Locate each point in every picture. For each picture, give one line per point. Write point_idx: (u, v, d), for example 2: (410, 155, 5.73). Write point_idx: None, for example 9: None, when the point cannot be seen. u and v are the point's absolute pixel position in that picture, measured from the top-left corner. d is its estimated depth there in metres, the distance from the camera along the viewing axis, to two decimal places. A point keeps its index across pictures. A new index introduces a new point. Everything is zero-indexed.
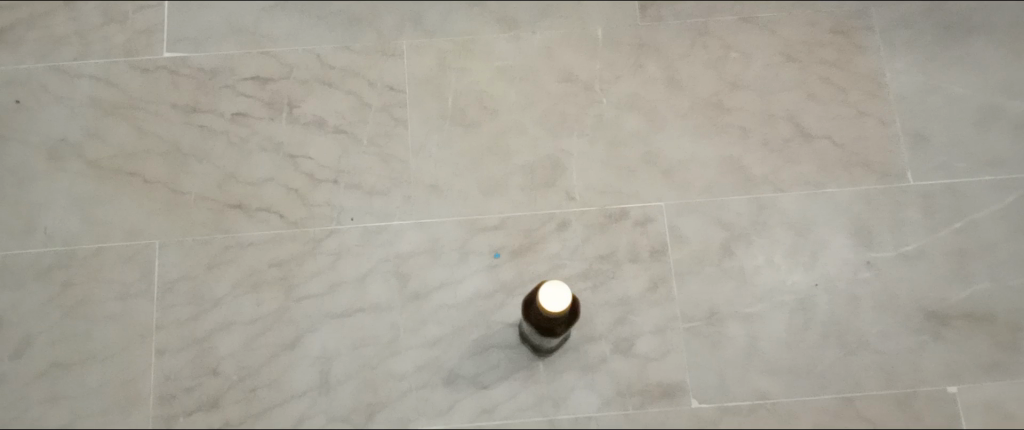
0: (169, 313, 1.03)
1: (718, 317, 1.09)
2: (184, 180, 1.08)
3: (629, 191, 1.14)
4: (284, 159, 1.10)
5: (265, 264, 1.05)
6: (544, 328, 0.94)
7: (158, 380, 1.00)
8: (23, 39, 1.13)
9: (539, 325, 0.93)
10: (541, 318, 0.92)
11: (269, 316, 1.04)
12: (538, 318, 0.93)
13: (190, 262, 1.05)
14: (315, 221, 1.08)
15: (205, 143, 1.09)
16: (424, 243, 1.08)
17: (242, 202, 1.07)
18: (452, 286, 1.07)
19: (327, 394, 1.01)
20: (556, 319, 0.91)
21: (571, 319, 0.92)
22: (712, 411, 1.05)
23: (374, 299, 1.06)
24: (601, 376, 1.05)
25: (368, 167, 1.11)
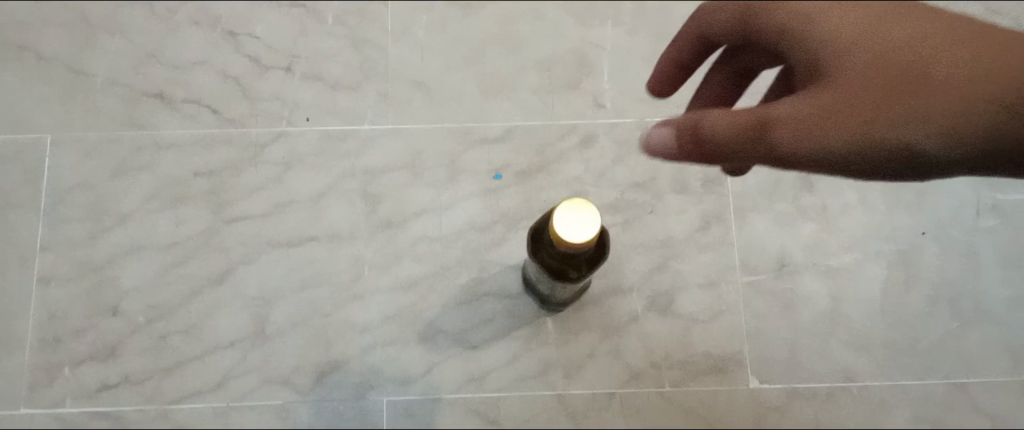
0: (60, 230, 0.77)
1: (791, 270, 0.81)
2: (90, 58, 0.82)
3: (678, 99, 0.86)
4: (222, 38, 0.84)
5: (191, 173, 0.80)
6: (561, 266, 0.65)
7: (39, 317, 0.75)
8: None
9: (557, 262, 0.64)
10: (558, 254, 0.63)
11: (192, 241, 0.78)
12: (554, 252, 0.64)
13: (91, 165, 0.79)
14: (259, 120, 0.82)
15: (121, 12, 0.84)
16: (401, 156, 0.82)
17: (164, 90, 0.82)
18: (435, 212, 0.81)
19: (263, 347, 0.76)
20: (579, 257, 0.63)
21: (598, 254, 0.64)
22: (777, 394, 0.78)
23: (331, 225, 0.80)
24: (629, 340, 0.78)
25: (334, 53, 0.84)
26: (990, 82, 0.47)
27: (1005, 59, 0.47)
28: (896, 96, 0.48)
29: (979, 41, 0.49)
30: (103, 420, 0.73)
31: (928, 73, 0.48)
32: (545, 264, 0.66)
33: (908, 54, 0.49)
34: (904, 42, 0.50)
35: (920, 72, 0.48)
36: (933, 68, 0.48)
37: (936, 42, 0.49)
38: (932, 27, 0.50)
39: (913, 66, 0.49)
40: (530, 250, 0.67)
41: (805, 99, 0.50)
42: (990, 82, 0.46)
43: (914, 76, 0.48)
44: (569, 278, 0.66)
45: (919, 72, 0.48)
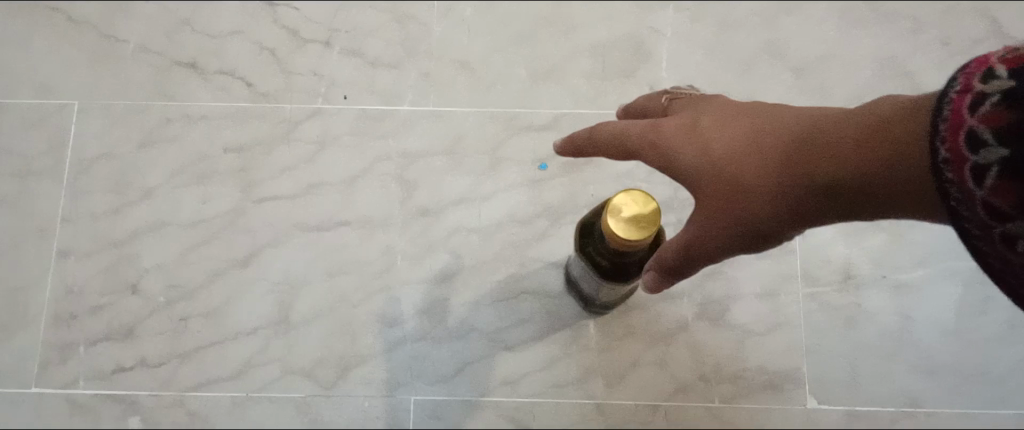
0: (81, 201, 0.74)
1: (856, 282, 0.75)
2: (122, 23, 0.78)
3: (741, 93, 0.79)
4: (260, 8, 0.79)
5: (220, 148, 0.76)
6: (610, 265, 0.59)
7: (56, 291, 0.72)
8: None
9: (605, 261, 0.59)
10: (607, 251, 0.58)
11: (217, 220, 0.74)
12: (603, 249, 0.58)
13: (117, 135, 0.75)
14: (294, 95, 0.77)
15: None
16: (440, 141, 0.77)
17: (197, 60, 0.78)
18: (474, 202, 0.76)
19: (286, 335, 0.72)
20: (631, 255, 0.56)
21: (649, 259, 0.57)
22: (834, 417, 0.72)
23: (363, 210, 0.75)
24: (678, 349, 0.73)
25: (376, 28, 0.80)
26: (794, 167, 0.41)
27: (830, 142, 0.40)
28: (742, 209, 0.43)
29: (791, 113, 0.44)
30: (117, 404, 0.70)
31: (745, 173, 0.43)
32: (594, 259, 0.60)
33: (733, 159, 0.44)
34: (728, 144, 0.45)
35: (743, 172, 0.43)
36: (758, 175, 0.43)
37: (754, 137, 0.44)
38: (750, 119, 0.46)
39: (740, 173, 0.43)
40: (580, 243, 0.62)
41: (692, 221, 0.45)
42: (805, 169, 0.40)
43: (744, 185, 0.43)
44: (618, 280, 0.60)
45: (754, 178, 0.43)
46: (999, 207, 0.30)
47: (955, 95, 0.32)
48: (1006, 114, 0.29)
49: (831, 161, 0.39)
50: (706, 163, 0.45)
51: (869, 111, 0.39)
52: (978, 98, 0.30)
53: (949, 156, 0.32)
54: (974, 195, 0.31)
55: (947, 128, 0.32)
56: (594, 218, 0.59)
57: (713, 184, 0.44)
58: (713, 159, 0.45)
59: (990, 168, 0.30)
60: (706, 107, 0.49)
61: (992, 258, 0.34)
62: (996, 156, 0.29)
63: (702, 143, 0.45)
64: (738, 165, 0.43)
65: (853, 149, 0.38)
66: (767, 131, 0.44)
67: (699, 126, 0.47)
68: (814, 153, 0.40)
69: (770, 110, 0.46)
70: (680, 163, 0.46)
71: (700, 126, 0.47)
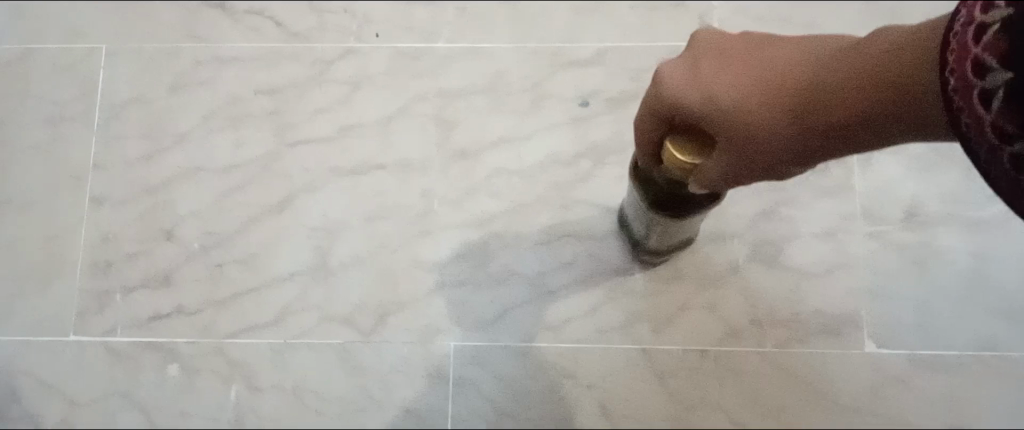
0: (115, 148, 0.73)
1: (922, 221, 0.70)
2: None
3: (798, 21, 0.74)
4: None
5: (253, 91, 0.74)
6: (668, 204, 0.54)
7: (93, 239, 0.71)
8: None
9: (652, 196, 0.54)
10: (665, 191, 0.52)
11: (252, 165, 0.72)
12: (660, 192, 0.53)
13: (149, 79, 0.74)
14: (327, 35, 0.75)
15: None
16: (479, 79, 0.74)
17: (228, 0, 0.75)
18: (515, 142, 0.73)
19: (325, 282, 0.70)
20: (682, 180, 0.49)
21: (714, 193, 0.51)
22: (899, 363, 0.68)
23: (400, 152, 0.73)
24: (730, 292, 0.69)
25: None
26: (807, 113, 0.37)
27: (840, 88, 0.35)
28: (769, 155, 0.39)
29: (797, 43, 0.39)
30: (156, 352, 0.69)
31: (759, 125, 0.38)
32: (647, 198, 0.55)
33: (745, 111, 0.38)
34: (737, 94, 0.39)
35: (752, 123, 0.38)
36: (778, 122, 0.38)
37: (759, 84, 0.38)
38: (752, 55, 0.40)
39: (756, 125, 0.38)
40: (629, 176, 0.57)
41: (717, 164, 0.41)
42: (825, 111, 0.36)
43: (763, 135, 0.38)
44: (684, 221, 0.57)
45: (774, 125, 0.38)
46: (1009, 131, 0.26)
47: (959, 26, 0.28)
48: (1001, 40, 0.26)
49: (853, 102, 0.35)
50: (717, 117, 0.39)
51: (873, 41, 0.35)
52: (981, 29, 0.27)
53: (958, 85, 0.28)
54: (984, 120, 0.27)
55: (954, 59, 0.28)
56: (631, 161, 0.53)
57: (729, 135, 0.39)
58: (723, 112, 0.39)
59: (998, 92, 0.26)
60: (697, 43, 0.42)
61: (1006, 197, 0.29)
62: (1002, 79, 0.26)
63: (708, 91, 0.39)
64: (746, 116, 0.38)
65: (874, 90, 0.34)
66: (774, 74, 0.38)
67: (700, 73, 0.40)
68: (834, 96, 0.35)
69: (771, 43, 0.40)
70: (689, 117, 0.40)
71: (702, 72, 0.40)
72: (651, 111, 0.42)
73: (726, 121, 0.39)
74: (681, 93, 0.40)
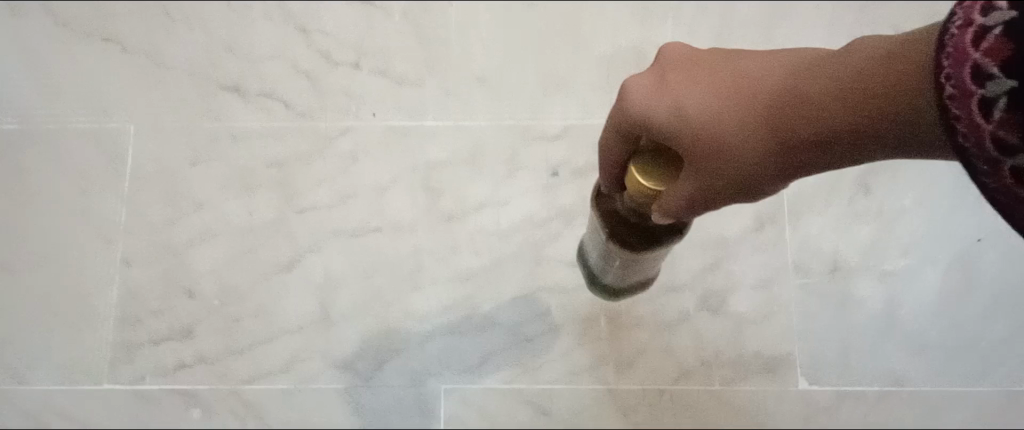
0: (140, 214, 0.82)
1: (844, 273, 0.82)
2: (171, 51, 0.86)
3: None
4: (295, 34, 0.87)
5: (263, 163, 0.83)
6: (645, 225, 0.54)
7: (121, 296, 0.80)
8: None
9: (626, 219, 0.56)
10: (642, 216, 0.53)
11: (262, 228, 0.82)
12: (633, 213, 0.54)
13: (171, 153, 0.83)
14: (328, 113, 0.85)
15: (201, 7, 0.88)
16: (462, 151, 0.85)
17: (239, 83, 0.85)
18: (494, 207, 0.83)
19: (328, 332, 0.80)
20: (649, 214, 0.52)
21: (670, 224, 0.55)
22: (826, 396, 0.79)
23: (393, 216, 0.83)
24: (681, 336, 0.80)
25: (400, 49, 0.87)
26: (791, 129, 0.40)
27: (824, 105, 0.38)
28: (733, 166, 0.42)
29: (763, 58, 0.43)
30: (178, 396, 0.78)
31: (731, 137, 0.42)
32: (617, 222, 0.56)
33: (707, 118, 0.42)
34: (700, 104, 0.43)
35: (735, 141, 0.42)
36: (739, 128, 0.41)
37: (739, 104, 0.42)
38: (715, 69, 0.44)
39: (719, 131, 0.42)
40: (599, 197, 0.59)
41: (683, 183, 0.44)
42: (788, 119, 0.40)
43: (728, 141, 0.42)
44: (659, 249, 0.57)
45: (736, 133, 0.42)
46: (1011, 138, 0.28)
47: (955, 29, 0.29)
48: (1008, 46, 0.27)
49: (823, 113, 0.38)
50: (683, 126, 0.43)
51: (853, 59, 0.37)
52: (981, 33, 0.28)
53: (956, 91, 0.29)
54: (984, 129, 0.29)
55: (951, 63, 0.29)
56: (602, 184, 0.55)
57: (695, 143, 0.43)
58: (687, 120, 0.43)
59: (999, 99, 0.28)
60: (663, 61, 0.47)
61: (1000, 195, 0.31)
62: (1005, 87, 0.27)
63: (674, 99, 0.44)
64: (730, 135, 0.42)
65: (832, 98, 0.38)
66: (739, 87, 0.42)
67: (667, 87, 0.45)
68: (805, 107, 0.39)
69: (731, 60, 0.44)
70: (662, 133, 0.44)
71: (669, 86, 0.45)
72: (625, 126, 0.46)
73: (691, 130, 0.43)
74: (648, 104, 0.44)
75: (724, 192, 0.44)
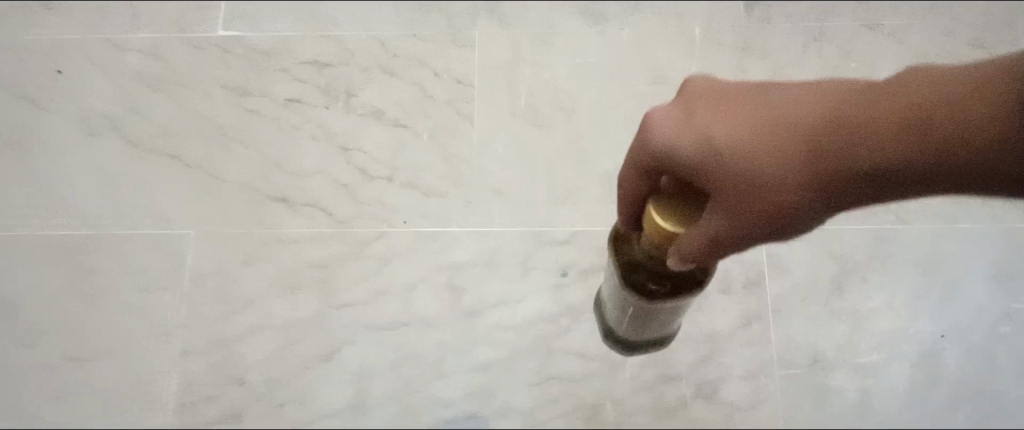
0: (197, 311, 0.92)
1: (823, 365, 0.92)
2: (227, 166, 0.98)
3: None
4: (336, 151, 0.99)
5: (306, 265, 0.94)
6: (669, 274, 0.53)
7: (178, 385, 0.89)
8: (73, 8, 1.03)
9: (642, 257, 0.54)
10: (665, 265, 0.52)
11: (305, 323, 0.92)
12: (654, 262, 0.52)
13: (225, 256, 0.94)
14: (364, 221, 0.97)
15: (253, 127, 0.99)
16: (481, 255, 0.96)
17: (287, 194, 0.97)
18: (510, 304, 0.94)
19: (363, 417, 0.89)
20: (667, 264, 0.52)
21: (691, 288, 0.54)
22: None
23: (420, 312, 0.93)
24: (679, 422, 0.90)
25: (427, 164, 0.99)
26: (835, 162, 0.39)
27: (880, 135, 0.38)
28: (770, 202, 0.41)
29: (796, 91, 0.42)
30: None
31: (769, 170, 0.41)
32: (641, 272, 0.54)
33: (744, 154, 0.41)
34: (737, 137, 0.42)
35: (772, 176, 0.41)
36: (781, 162, 0.41)
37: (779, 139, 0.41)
38: (750, 105, 0.43)
39: (756, 164, 0.41)
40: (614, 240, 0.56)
41: (714, 220, 0.43)
42: (836, 151, 0.39)
43: (769, 176, 0.41)
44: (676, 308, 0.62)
45: (778, 166, 0.41)
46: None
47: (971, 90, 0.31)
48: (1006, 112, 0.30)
49: (878, 143, 0.38)
50: (718, 161, 0.42)
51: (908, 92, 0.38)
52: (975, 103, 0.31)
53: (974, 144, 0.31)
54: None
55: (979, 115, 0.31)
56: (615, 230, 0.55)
57: (728, 180, 0.42)
58: (722, 154, 0.42)
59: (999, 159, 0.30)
60: (686, 95, 0.46)
61: None
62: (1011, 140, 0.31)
63: (704, 133, 0.43)
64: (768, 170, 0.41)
65: (897, 129, 0.37)
66: (774, 119, 0.41)
67: (694, 121, 0.44)
68: (854, 139, 0.38)
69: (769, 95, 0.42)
70: (691, 167, 0.43)
71: (696, 120, 0.44)
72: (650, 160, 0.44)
73: (726, 163, 0.42)
74: (677, 138, 0.43)
75: (748, 234, 0.43)
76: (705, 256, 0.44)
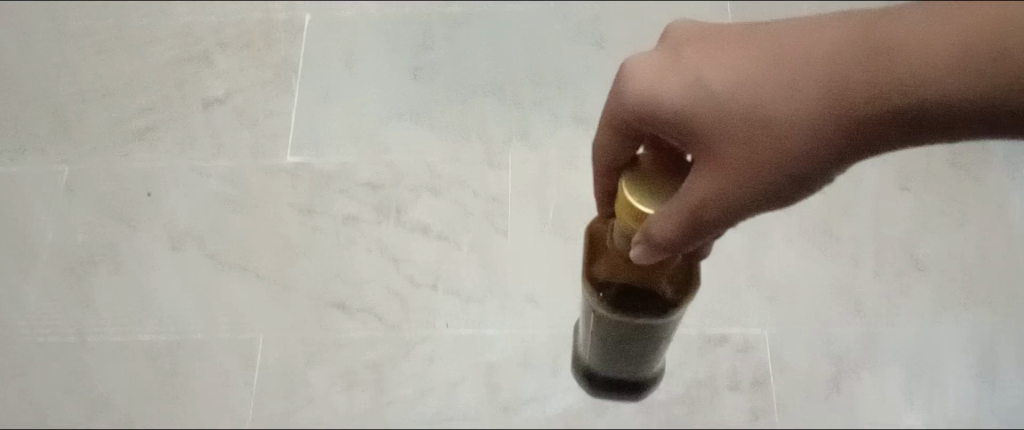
0: (264, 406, 1.04)
1: None
2: (293, 276, 1.11)
3: (732, 314, 1.09)
4: (388, 262, 1.12)
5: (361, 364, 1.06)
6: (633, 287, 0.64)
7: None
8: (163, 139, 1.19)
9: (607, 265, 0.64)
10: (631, 275, 0.63)
11: (360, 418, 1.04)
12: (620, 270, 0.63)
13: (290, 356, 1.06)
14: (412, 324, 1.09)
15: (316, 241, 1.13)
16: (515, 355, 1.07)
17: (345, 300, 1.10)
18: (542, 400, 1.05)
19: None
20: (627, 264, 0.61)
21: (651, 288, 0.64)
22: None
23: (462, 407, 1.05)
24: None
25: (467, 272, 1.12)
26: (831, 100, 0.41)
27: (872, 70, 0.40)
28: (763, 148, 0.45)
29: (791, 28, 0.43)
30: None
31: (767, 109, 0.43)
32: (607, 285, 0.65)
33: (738, 96, 0.44)
34: (727, 79, 0.45)
35: (770, 114, 0.44)
36: (778, 97, 0.43)
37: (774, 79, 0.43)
38: (743, 42, 0.45)
39: (754, 105, 0.44)
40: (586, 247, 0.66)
41: (702, 179, 0.47)
42: (833, 87, 0.41)
43: (763, 118, 0.44)
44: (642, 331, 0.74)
45: (769, 105, 0.43)
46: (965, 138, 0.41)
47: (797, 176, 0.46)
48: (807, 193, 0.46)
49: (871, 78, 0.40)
50: (715, 103, 0.45)
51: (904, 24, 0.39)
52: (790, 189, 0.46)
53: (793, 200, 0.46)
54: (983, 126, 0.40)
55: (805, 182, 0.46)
56: (593, 234, 0.64)
57: (724, 122, 0.45)
58: (714, 96, 0.45)
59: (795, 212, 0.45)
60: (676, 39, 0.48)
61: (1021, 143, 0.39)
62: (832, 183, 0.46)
63: (698, 80, 0.46)
64: (765, 109, 0.44)
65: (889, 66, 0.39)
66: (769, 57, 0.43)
67: (686, 65, 0.47)
68: (851, 74, 0.40)
69: (760, 26, 0.44)
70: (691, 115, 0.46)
71: (690, 63, 0.46)
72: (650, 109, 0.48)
73: (724, 105, 0.45)
74: (671, 88, 0.47)
75: (746, 183, 0.46)
76: (702, 214, 0.48)
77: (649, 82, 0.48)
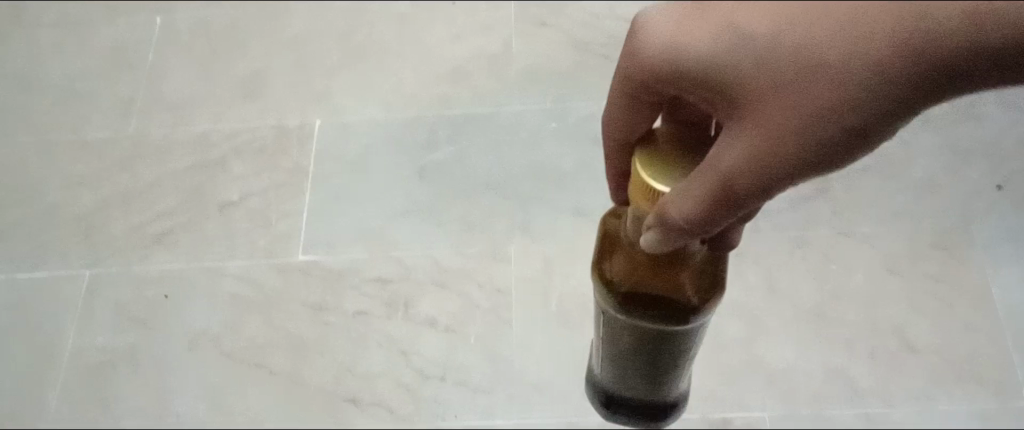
0: None
1: None
2: (307, 373, 1.15)
3: (732, 398, 1.12)
4: (397, 356, 1.16)
5: None
6: (641, 292, 0.61)
7: None
8: (179, 242, 1.25)
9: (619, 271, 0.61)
10: (641, 274, 0.60)
11: None
12: (632, 268, 0.60)
13: None
14: (422, 417, 1.13)
15: (328, 337, 1.18)
16: None
17: (357, 395, 1.14)
18: None
19: None
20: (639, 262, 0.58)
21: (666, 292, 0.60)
22: None
23: None
24: None
25: (475, 364, 1.16)
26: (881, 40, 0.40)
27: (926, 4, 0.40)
28: (805, 100, 0.43)
29: None
30: None
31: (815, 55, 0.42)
32: (615, 285, 0.62)
33: (786, 41, 0.42)
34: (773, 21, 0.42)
35: (817, 60, 0.42)
36: (829, 37, 0.41)
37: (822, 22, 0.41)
38: None
39: (801, 49, 0.42)
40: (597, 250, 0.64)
41: (737, 143, 0.45)
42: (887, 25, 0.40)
43: (810, 63, 0.42)
44: (660, 345, 0.72)
45: (816, 49, 0.41)
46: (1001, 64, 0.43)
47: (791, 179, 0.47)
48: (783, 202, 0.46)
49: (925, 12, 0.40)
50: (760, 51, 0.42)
51: None
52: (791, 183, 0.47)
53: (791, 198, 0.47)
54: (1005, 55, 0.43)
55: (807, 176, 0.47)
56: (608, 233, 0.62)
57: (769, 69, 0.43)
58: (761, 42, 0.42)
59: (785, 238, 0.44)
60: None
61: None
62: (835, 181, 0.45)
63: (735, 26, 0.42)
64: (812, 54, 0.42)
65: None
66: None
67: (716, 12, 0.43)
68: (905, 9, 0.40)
69: None
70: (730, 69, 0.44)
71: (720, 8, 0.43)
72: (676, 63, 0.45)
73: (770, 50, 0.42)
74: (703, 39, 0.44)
75: (779, 143, 0.45)
76: (735, 184, 0.46)
77: (671, 37, 0.45)
